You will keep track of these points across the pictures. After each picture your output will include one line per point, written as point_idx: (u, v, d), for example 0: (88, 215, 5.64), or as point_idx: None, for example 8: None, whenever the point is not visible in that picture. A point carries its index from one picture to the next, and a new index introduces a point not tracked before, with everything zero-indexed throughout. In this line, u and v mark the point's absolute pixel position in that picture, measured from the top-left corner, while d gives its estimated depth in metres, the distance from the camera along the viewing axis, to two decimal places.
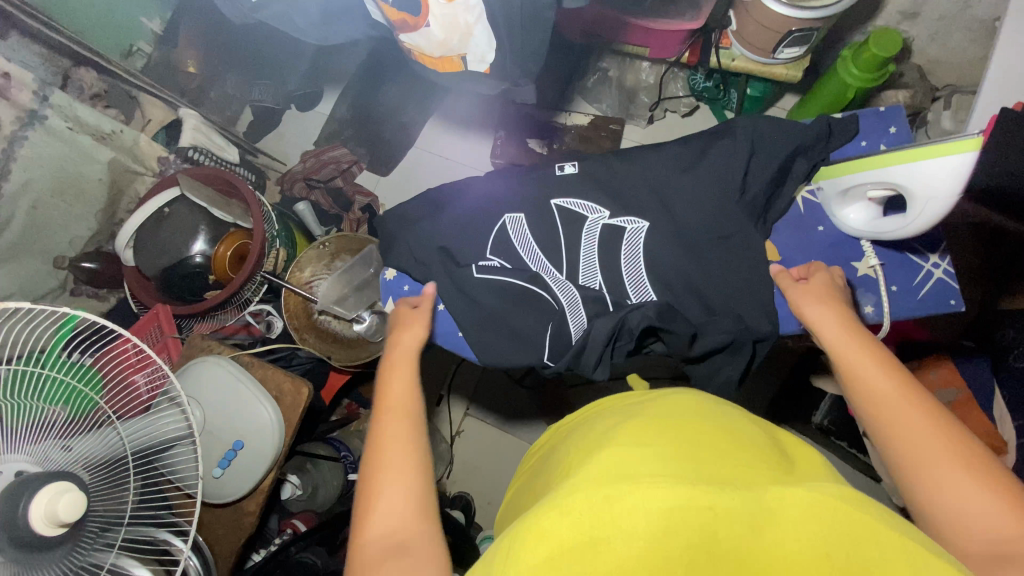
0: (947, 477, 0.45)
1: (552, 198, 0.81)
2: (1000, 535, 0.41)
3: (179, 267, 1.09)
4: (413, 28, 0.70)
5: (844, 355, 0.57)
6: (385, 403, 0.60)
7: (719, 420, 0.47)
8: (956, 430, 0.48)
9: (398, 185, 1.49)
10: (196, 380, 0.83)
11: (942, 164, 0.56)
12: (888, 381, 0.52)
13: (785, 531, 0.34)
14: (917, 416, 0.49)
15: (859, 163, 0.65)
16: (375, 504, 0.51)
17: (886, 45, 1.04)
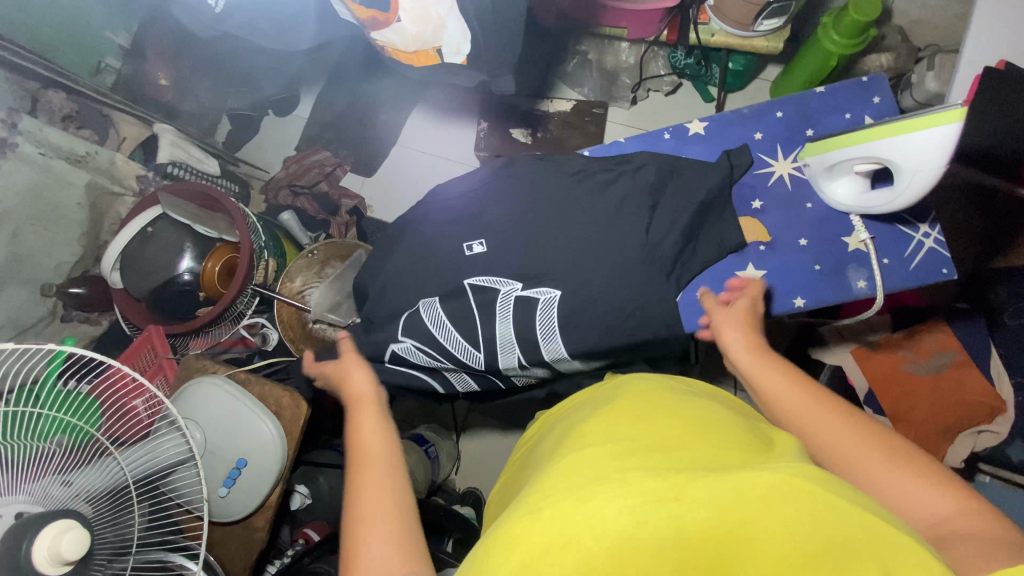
0: (880, 476, 0.44)
1: (466, 277, 0.72)
2: (937, 516, 0.41)
3: (168, 286, 1.08)
4: (383, 23, 0.68)
5: (756, 377, 0.55)
6: (361, 437, 0.57)
7: (696, 411, 0.47)
8: (867, 422, 0.48)
9: (383, 185, 1.47)
10: (194, 401, 0.83)
11: (925, 136, 0.54)
12: (796, 392, 0.52)
13: (744, 516, 0.33)
14: (833, 421, 0.48)
15: (837, 140, 0.63)
16: (361, 545, 0.46)
17: (865, 9, 1.02)
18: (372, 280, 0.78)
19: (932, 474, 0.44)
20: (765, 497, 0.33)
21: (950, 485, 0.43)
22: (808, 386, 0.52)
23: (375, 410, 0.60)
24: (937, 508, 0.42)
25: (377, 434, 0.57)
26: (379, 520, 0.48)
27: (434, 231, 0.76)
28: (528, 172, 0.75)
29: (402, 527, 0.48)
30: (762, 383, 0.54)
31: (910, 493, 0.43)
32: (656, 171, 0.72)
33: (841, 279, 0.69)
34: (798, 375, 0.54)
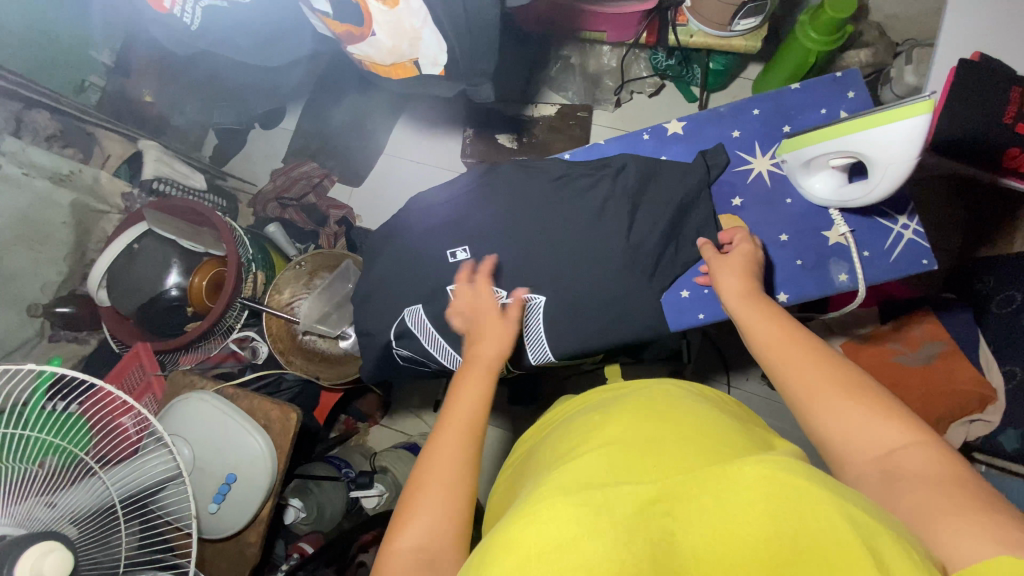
0: (842, 410, 0.47)
1: (449, 284, 0.72)
2: (886, 448, 0.44)
3: (156, 302, 1.08)
4: (358, 38, 0.69)
5: (744, 316, 0.58)
6: (462, 393, 0.55)
7: (688, 417, 0.47)
8: (841, 362, 0.50)
9: (372, 195, 1.48)
10: (182, 418, 0.83)
11: (898, 128, 0.55)
12: (778, 335, 0.54)
13: (735, 512, 0.33)
14: (807, 359, 0.51)
15: (810, 136, 0.64)
16: (415, 508, 0.47)
17: (841, 7, 1.03)
18: (357, 289, 0.78)
19: (892, 411, 0.46)
20: (754, 493, 0.34)
21: (907, 422, 0.45)
22: (789, 326, 0.55)
23: (482, 376, 0.57)
24: (889, 441, 0.44)
25: (474, 404, 0.54)
26: (433, 489, 0.48)
27: (418, 239, 0.76)
28: (510, 176, 0.76)
29: (456, 504, 0.47)
30: (750, 322, 0.57)
31: (868, 428, 0.45)
32: (636, 172, 0.72)
33: (822, 273, 0.70)
34: (783, 317, 0.56)
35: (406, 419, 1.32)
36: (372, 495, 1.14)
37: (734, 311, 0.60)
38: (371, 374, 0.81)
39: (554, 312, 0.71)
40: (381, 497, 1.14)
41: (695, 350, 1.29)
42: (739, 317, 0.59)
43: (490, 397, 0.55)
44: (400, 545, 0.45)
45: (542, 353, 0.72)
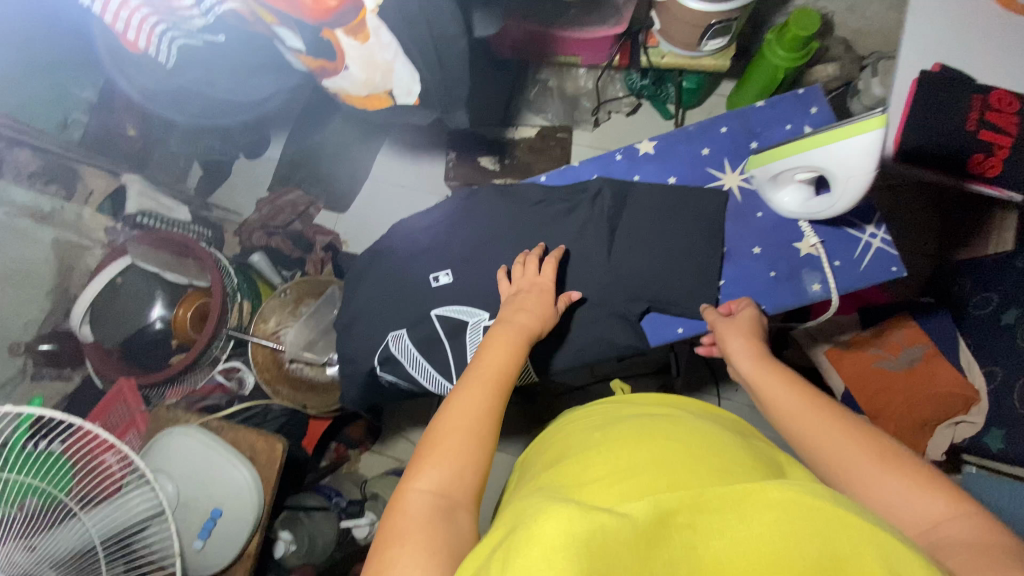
0: (877, 483, 0.46)
1: (433, 309, 0.73)
2: (932, 520, 0.43)
3: (140, 335, 1.08)
4: (334, 71, 0.74)
5: (759, 379, 0.57)
6: (491, 350, 0.56)
7: (693, 436, 0.48)
8: (866, 429, 0.49)
9: (358, 220, 1.49)
10: (165, 455, 0.81)
11: (854, 142, 0.56)
12: (795, 402, 0.53)
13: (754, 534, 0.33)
14: (830, 430, 0.49)
15: (772, 154, 0.66)
16: (437, 450, 0.47)
17: (807, 26, 1.07)
18: (340, 316, 0.78)
19: (925, 476, 0.45)
20: (771, 514, 0.34)
21: (943, 488, 0.44)
22: (806, 390, 0.54)
23: (514, 340, 0.58)
24: (929, 511, 0.43)
25: (505, 363, 0.55)
26: (453, 435, 0.48)
27: (400, 264, 0.76)
28: (489, 200, 0.77)
29: (475, 453, 0.48)
30: (764, 387, 0.56)
31: (908, 500, 0.44)
32: (612, 191, 0.74)
33: (796, 284, 0.71)
34: (797, 379, 0.56)
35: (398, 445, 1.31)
36: (363, 525, 1.10)
37: (747, 375, 0.59)
38: (356, 402, 0.80)
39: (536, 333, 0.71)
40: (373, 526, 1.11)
41: (685, 363, 1.29)
42: (753, 381, 0.58)
43: (521, 360, 0.56)
44: (416, 488, 0.45)
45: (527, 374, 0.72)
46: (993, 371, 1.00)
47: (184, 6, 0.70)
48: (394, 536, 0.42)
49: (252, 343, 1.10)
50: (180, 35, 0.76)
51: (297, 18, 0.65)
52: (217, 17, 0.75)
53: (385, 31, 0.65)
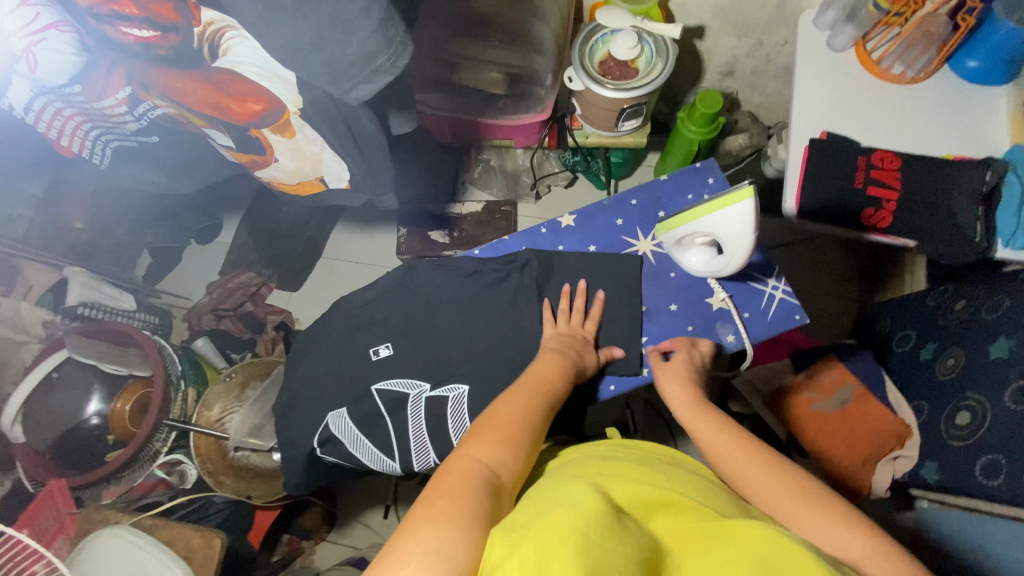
0: (801, 521, 0.49)
1: (373, 383, 0.75)
2: (852, 558, 0.46)
3: (74, 433, 1.04)
4: (265, 163, 0.83)
5: (696, 428, 0.62)
6: (540, 367, 0.66)
7: (687, 477, 0.54)
8: (795, 474, 0.53)
9: (311, 297, 1.50)
10: (93, 559, 0.76)
11: (737, 209, 0.64)
12: (731, 447, 0.58)
13: (729, 560, 0.38)
14: (763, 472, 0.54)
15: (672, 223, 0.73)
16: (487, 432, 0.55)
17: (710, 104, 1.21)
18: (281, 397, 0.78)
19: (852, 517, 0.48)
20: (751, 547, 0.39)
21: (870, 530, 0.47)
22: (742, 437, 0.59)
23: (563, 363, 0.67)
24: (853, 551, 0.46)
25: (556, 380, 0.64)
26: (506, 425, 0.56)
27: (341, 342, 0.78)
28: (425, 274, 0.80)
29: (523, 444, 0.55)
30: (701, 436, 0.61)
31: (831, 539, 0.47)
32: (539, 261, 0.79)
33: (712, 336, 0.76)
34: (732, 426, 0.60)
35: (354, 530, 1.26)
36: None
37: (685, 422, 0.64)
38: (299, 486, 0.79)
39: (475, 401, 0.72)
40: None
41: (642, 419, 1.31)
42: (692, 429, 0.63)
43: (568, 383, 0.65)
44: (474, 456, 0.52)
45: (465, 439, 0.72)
46: (921, 405, 1.05)
47: (118, 113, 0.76)
48: (445, 486, 0.48)
49: (194, 432, 1.05)
50: (115, 138, 0.84)
51: (225, 121, 0.74)
52: (152, 120, 0.81)
53: (309, 130, 0.74)
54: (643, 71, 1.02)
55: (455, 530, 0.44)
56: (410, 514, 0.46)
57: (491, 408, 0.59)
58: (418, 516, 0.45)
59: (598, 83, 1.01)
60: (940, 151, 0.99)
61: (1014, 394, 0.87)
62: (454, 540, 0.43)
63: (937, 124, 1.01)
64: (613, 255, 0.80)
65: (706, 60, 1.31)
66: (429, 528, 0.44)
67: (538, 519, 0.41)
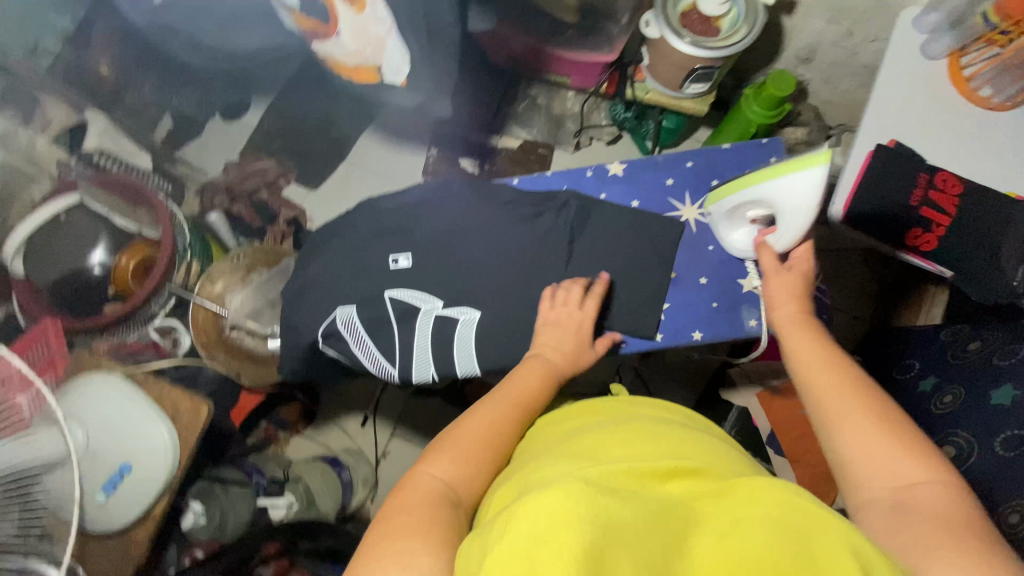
0: (865, 437, 0.51)
1: (386, 290, 0.74)
2: (905, 482, 0.47)
3: (75, 277, 1.03)
4: (325, 36, 0.77)
5: (789, 328, 0.62)
6: (516, 376, 0.63)
7: (702, 448, 0.51)
8: (880, 397, 0.53)
9: (329, 198, 1.44)
10: (77, 400, 0.77)
11: (806, 174, 0.62)
12: (819, 355, 0.58)
13: (744, 525, 0.36)
14: (845, 385, 0.54)
15: (729, 186, 0.72)
16: (450, 443, 0.54)
17: (781, 85, 1.15)
18: (290, 284, 0.78)
19: (922, 448, 0.49)
20: (769, 513, 0.36)
21: (935, 464, 0.48)
22: (836, 352, 0.59)
23: (546, 372, 0.64)
24: (910, 474, 0.48)
25: (533, 391, 0.61)
26: (469, 440, 0.54)
27: (360, 242, 0.77)
28: (459, 194, 0.78)
29: (488, 459, 0.54)
30: (793, 334, 0.61)
31: (890, 459, 0.49)
32: (579, 205, 0.76)
33: (735, 316, 0.75)
34: (827, 339, 0.60)
35: (330, 431, 1.29)
36: (281, 506, 1.05)
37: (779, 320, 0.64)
38: (292, 374, 0.79)
39: (485, 329, 0.73)
40: (290, 509, 1.05)
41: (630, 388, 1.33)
42: (783, 327, 0.63)
43: (548, 393, 0.63)
44: (429, 473, 0.51)
45: (467, 362, 0.73)
46: None
47: None
48: (409, 504, 0.47)
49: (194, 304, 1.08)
50: None
51: None
52: None
53: (380, 6, 0.70)
54: (725, 31, 0.95)
55: (417, 541, 0.43)
56: (368, 537, 0.45)
57: (458, 422, 0.58)
58: (375, 540, 0.45)
59: (677, 34, 0.95)
60: (1006, 185, 0.94)
61: (1004, 443, 0.89)
62: (414, 553, 0.42)
63: (1015, 157, 0.95)
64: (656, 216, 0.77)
65: (787, 39, 1.23)
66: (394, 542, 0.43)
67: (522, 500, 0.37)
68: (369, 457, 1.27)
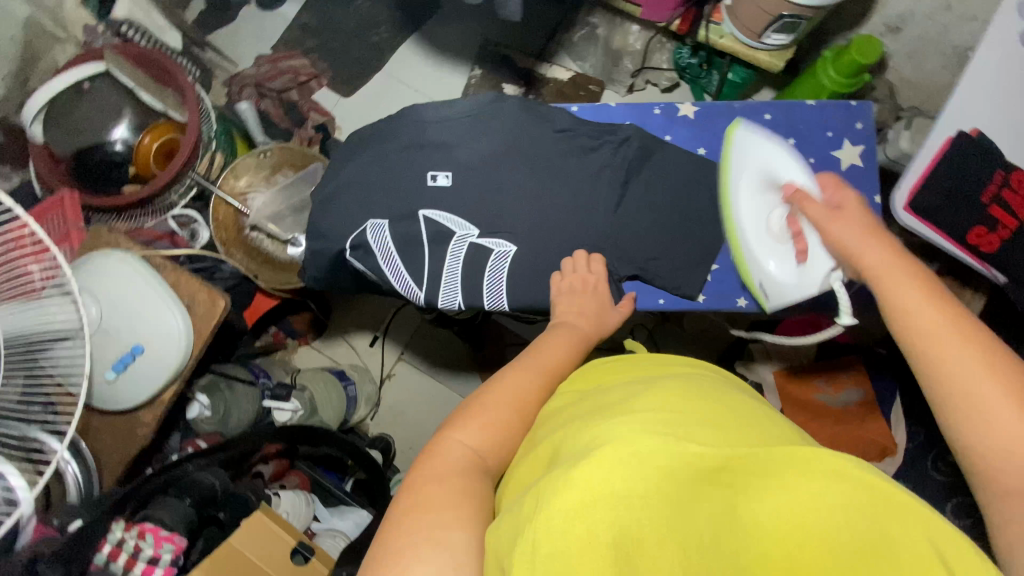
0: (1001, 419, 0.40)
1: (421, 208, 0.70)
2: None
3: (94, 151, 1.00)
4: None
5: (886, 279, 0.49)
6: (544, 345, 0.58)
7: (755, 409, 0.46)
8: (1012, 365, 0.42)
9: (361, 110, 1.34)
10: (93, 274, 0.76)
11: (744, 132, 0.68)
12: (930, 313, 0.45)
13: (803, 508, 0.32)
14: (969, 351, 0.42)
15: (725, 204, 0.69)
16: (477, 407, 0.50)
17: (867, 52, 1.03)
18: (320, 189, 0.74)
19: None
20: (826, 490, 0.33)
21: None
22: (950, 304, 0.45)
23: (575, 341, 0.60)
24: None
25: (561, 360, 0.57)
26: (498, 408, 0.50)
27: (399, 153, 0.72)
28: (511, 115, 0.73)
29: (517, 428, 0.50)
30: (889, 287, 0.48)
31: None
32: (642, 143, 0.73)
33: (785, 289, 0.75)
34: (934, 286, 0.47)
35: (339, 345, 1.29)
36: (286, 410, 1.04)
37: (871, 272, 0.50)
38: (315, 281, 0.77)
39: (520, 263, 0.69)
40: (295, 414, 1.04)
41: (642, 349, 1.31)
42: (874, 279, 0.50)
43: (577, 361, 0.59)
44: (456, 440, 0.47)
45: (497, 295, 0.70)
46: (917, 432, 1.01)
47: None
48: (435, 471, 0.44)
49: (215, 197, 1.03)
50: None
51: None
52: None
53: None
54: None
55: (448, 512, 0.41)
56: (393, 507, 0.42)
57: (489, 385, 0.53)
58: (402, 511, 0.41)
59: None
60: None
61: None
62: (443, 525, 0.40)
63: None
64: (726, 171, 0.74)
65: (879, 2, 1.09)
66: (422, 515, 0.41)
67: (558, 491, 0.33)
68: (374, 376, 1.27)
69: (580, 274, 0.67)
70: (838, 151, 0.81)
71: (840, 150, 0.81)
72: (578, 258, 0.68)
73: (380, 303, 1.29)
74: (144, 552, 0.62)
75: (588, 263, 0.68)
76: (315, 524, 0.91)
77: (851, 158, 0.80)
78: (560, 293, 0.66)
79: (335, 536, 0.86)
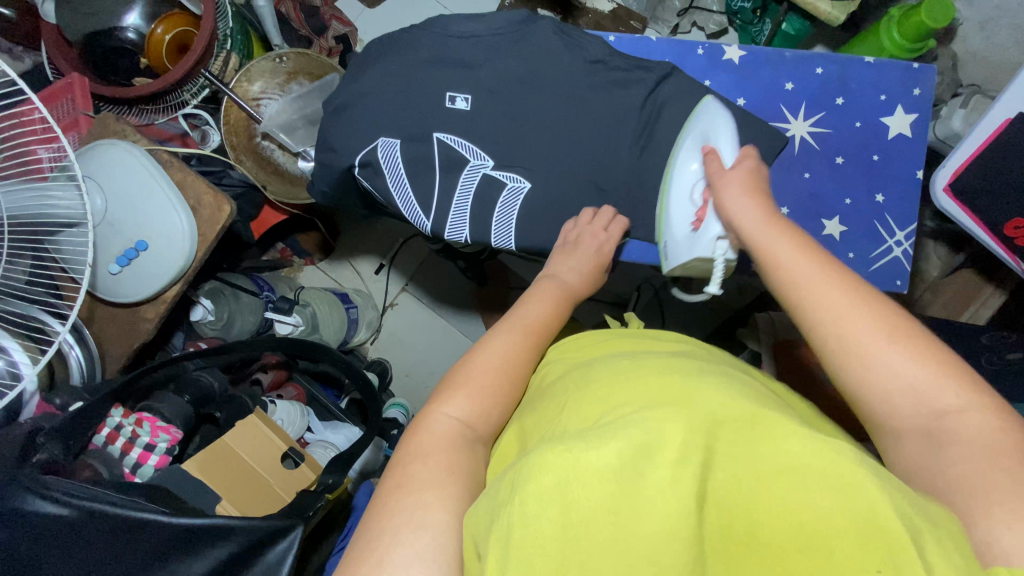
0: (885, 362, 0.42)
1: (436, 131, 0.67)
2: (937, 411, 0.40)
3: (107, 37, 0.95)
4: None
5: (761, 237, 0.49)
6: (531, 304, 0.57)
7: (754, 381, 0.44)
8: (882, 305, 0.43)
9: (383, 22, 1.28)
10: (102, 163, 0.75)
11: (705, 108, 0.64)
12: (809, 270, 0.46)
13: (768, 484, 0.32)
14: (841, 299, 0.44)
15: (662, 185, 0.65)
16: (457, 382, 0.50)
17: (935, 13, 0.92)
18: (332, 97, 0.70)
19: (949, 364, 0.41)
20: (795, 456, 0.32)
21: (960, 372, 0.41)
22: (825, 261, 0.46)
23: (566, 297, 0.58)
24: (945, 400, 0.40)
25: (548, 319, 0.56)
26: (483, 376, 0.50)
27: (418, 70, 0.68)
28: (542, 39, 0.68)
29: (504, 396, 0.50)
30: (767, 259, 0.48)
31: (912, 380, 0.41)
32: (675, 87, 0.69)
33: None
34: (810, 244, 0.47)
35: (343, 268, 1.29)
36: (287, 323, 1.01)
37: (751, 232, 0.50)
38: (323, 197, 0.76)
39: (532, 203, 0.67)
40: (296, 329, 1.02)
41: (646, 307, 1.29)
42: (754, 240, 0.49)
43: (563, 317, 0.58)
44: (444, 411, 0.47)
45: (505, 231, 0.68)
46: None
47: None
48: (418, 452, 0.45)
49: (227, 99, 0.99)
50: None
51: None
52: None
53: None
54: None
55: (433, 490, 0.41)
56: (383, 485, 0.44)
57: (470, 352, 0.53)
58: (390, 488, 0.43)
59: None
60: None
61: None
62: (427, 506, 0.40)
63: None
64: (762, 126, 0.70)
65: None
66: (405, 498, 0.41)
67: (527, 479, 0.33)
68: (376, 303, 1.28)
69: (580, 227, 0.64)
70: (889, 117, 0.75)
71: (891, 116, 0.75)
72: (583, 215, 0.65)
73: (389, 229, 1.27)
74: (141, 439, 0.64)
75: (596, 215, 0.65)
76: (308, 434, 0.93)
77: (901, 126, 0.75)
78: (568, 237, 0.64)
79: (327, 447, 0.89)
